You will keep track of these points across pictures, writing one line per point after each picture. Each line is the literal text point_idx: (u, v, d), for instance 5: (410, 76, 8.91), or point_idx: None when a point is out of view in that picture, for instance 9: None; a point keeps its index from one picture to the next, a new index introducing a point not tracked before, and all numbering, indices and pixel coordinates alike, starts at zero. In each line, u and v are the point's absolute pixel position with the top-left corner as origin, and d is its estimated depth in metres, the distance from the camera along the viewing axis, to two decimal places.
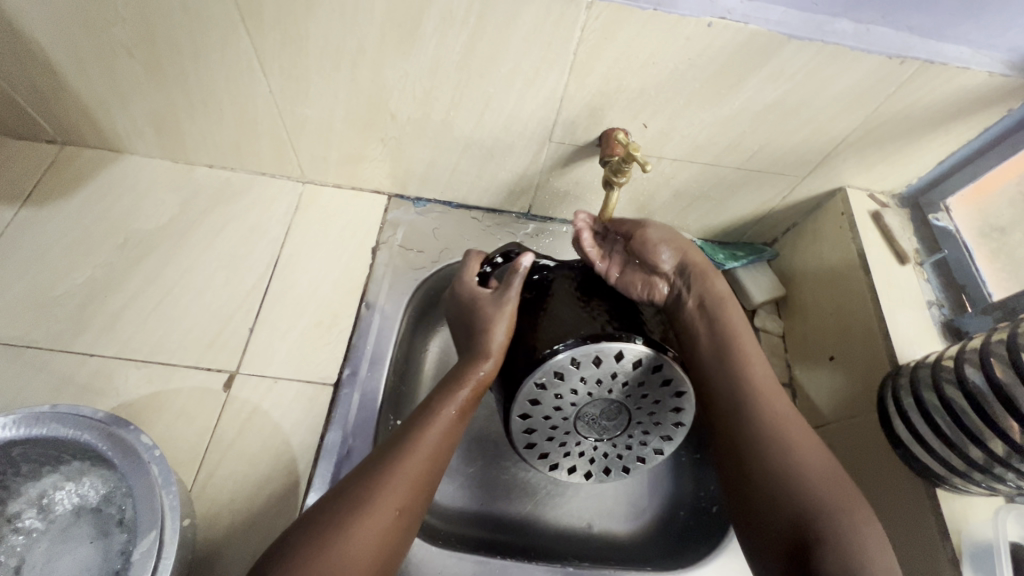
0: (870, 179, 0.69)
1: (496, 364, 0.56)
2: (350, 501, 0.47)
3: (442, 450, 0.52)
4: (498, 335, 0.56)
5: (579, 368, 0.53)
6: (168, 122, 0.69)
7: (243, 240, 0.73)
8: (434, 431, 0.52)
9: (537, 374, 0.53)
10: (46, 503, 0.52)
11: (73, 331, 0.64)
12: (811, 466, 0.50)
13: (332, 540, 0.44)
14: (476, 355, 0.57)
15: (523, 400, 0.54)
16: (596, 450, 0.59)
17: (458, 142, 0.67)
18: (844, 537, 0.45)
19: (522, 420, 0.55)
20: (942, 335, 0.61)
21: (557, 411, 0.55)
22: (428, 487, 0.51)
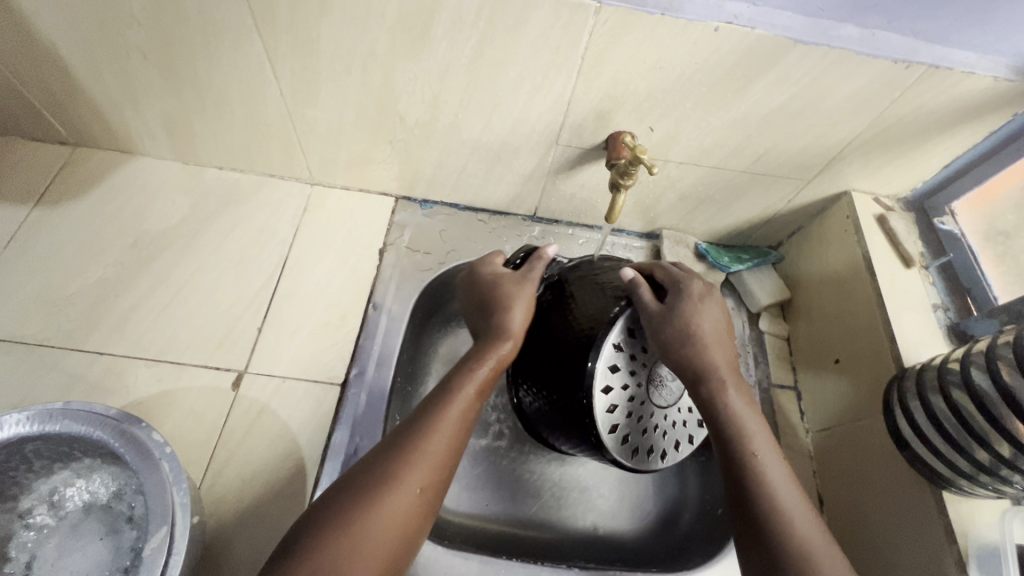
0: (875, 183, 0.69)
1: (515, 344, 0.52)
2: (361, 485, 0.44)
3: (463, 428, 0.48)
4: (518, 315, 0.52)
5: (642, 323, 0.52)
6: (180, 124, 0.70)
7: (251, 241, 0.73)
8: (456, 408, 0.48)
9: (614, 333, 0.50)
10: (57, 499, 0.53)
11: (84, 330, 0.64)
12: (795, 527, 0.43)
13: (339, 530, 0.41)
14: (496, 330, 0.52)
15: (604, 370, 0.49)
16: (667, 418, 0.54)
17: (466, 145, 0.68)
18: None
19: (605, 396, 0.50)
20: (948, 338, 0.61)
21: (637, 376, 0.51)
22: (450, 464, 0.47)
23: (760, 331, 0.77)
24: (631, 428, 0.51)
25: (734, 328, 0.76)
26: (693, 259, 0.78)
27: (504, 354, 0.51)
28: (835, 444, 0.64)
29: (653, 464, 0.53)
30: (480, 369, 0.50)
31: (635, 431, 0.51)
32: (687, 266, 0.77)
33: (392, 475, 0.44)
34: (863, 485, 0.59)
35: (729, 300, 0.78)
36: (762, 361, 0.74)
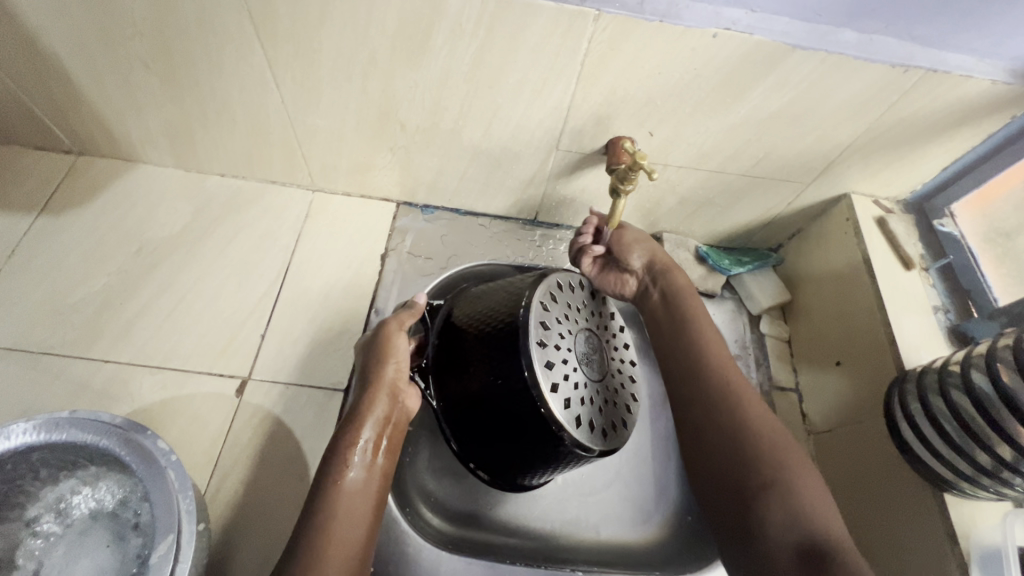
0: (875, 185, 0.69)
1: (387, 402, 0.54)
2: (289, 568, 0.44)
3: (374, 481, 0.51)
4: (389, 365, 0.56)
5: (550, 309, 0.54)
6: (182, 132, 0.70)
7: (254, 248, 0.74)
8: (359, 466, 0.51)
9: (532, 333, 0.51)
10: (64, 507, 0.53)
11: (89, 337, 0.65)
12: (773, 442, 0.51)
13: None
14: (375, 383, 0.54)
15: (541, 368, 0.50)
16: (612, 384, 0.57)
17: (466, 151, 0.68)
18: (796, 497, 0.47)
19: (554, 394, 0.50)
20: (948, 340, 0.61)
21: (569, 365, 0.52)
22: (376, 515, 0.51)
23: (761, 333, 0.77)
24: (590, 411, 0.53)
25: (734, 331, 0.76)
26: (694, 262, 0.78)
27: (392, 399, 0.55)
28: (836, 446, 0.64)
29: (618, 436, 0.55)
30: (376, 420, 0.53)
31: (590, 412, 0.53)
32: (687, 269, 0.77)
33: (320, 535, 0.46)
34: (865, 487, 0.60)
35: (730, 302, 0.78)
36: (763, 363, 0.75)
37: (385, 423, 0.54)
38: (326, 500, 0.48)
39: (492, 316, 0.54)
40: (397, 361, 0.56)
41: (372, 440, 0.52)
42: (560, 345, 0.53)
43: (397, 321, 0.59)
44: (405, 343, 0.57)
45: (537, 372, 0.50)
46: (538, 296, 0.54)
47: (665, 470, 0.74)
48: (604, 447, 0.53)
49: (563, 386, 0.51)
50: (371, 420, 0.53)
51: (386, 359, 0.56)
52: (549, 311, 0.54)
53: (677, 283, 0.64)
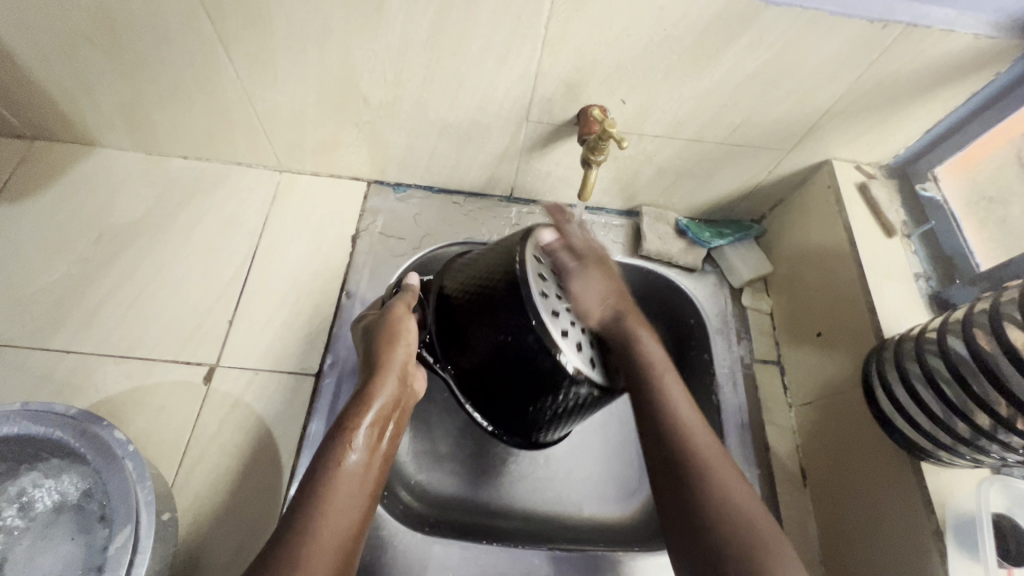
0: (857, 150, 0.67)
1: (393, 382, 0.53)
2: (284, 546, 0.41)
3: (375, 460, 0.49)
4: (398, 345, 0.54)
5: (542, 262, 0.52)
6: (138, 113, 0.68)
7: (220, 231, 0.71)
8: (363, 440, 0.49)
9: (533, 283, 0.49)
10: (26, 500, 0.52)
11: (50, 328, 0.63)
12: (738, 517, 0.45)
13: None
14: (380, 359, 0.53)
15: (547, 316, 0.49)
16: None
17: (434, 125, 0.66)
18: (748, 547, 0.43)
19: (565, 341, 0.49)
20: (929, 307, 0.60)
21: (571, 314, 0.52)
22: (372, 498, 0.48)
23: (743, 307, 0.76)
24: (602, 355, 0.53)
25: (716, 305, 0.75)
26: (674, 236, 0.77)
27: (397, 379, 0.53)
28: (817, 418, 0.64)
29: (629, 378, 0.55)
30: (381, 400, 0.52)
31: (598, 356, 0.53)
32: (667, 243, 0.76)
33: (320, 500, 0.44)
34: (845, 457, 0.59)
35: (711, 276, 0.77)
36: (745, 337, 0.73)
37: (390, 405, 0.52)
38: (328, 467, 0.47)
39: (489, 277, 0.52)
40: (404, 342, 0.54)
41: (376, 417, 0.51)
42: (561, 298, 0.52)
43: (404, 302, 0.57)
44: (412, 322, 0.56)
45: (543, 320, 0.48)
46: (526, 255, 0.51)
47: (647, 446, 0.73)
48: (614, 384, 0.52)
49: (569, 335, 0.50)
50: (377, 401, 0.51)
51: (393, 335, 0.54)
52: (542, 263, 0.53)
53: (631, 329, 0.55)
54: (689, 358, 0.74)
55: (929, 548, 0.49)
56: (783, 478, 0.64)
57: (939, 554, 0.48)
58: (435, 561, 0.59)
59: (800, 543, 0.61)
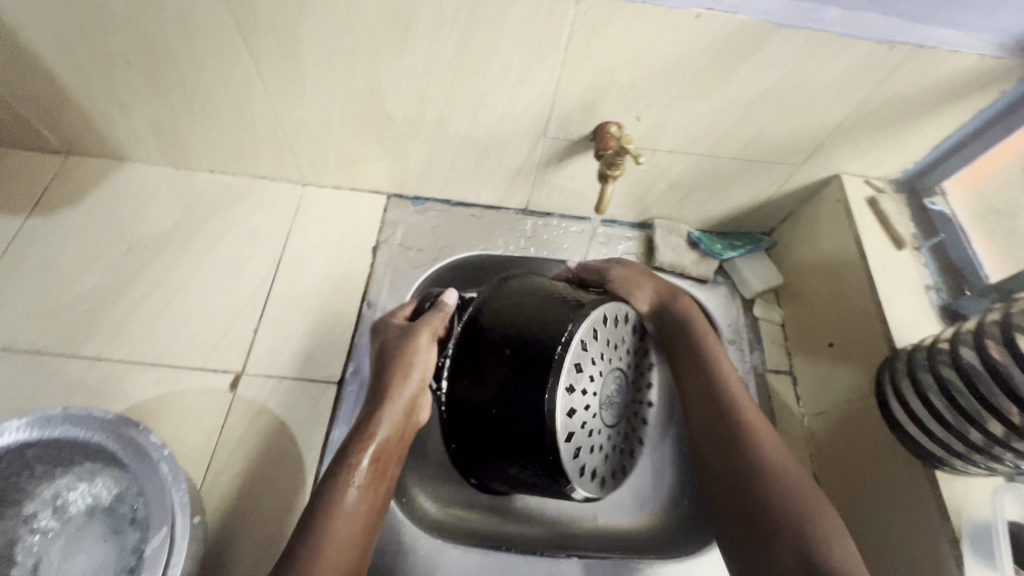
0: (866, 165, 0.69)
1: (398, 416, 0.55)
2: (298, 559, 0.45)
3: (376, 501, 0.51)
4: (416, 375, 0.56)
5: (588, 349, 0.52)
6: (170, 129, 0.70)
7: (245, 243, 0.74)
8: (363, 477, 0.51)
9: (565, 378, 0.50)
10: (60, 503, 0.53)
11: (82, 335, 0.65)
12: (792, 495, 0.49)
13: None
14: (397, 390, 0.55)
15: (563, 419, 0.50)
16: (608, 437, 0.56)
17: (454, 141, 0.68)
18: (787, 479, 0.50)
19: (568, 444, 0.50)
20: (939, 318, 0.61)
21: (587, 410, 0.52)
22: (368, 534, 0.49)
23: (755, 318, 0.77)
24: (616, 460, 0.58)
25: (728, 315, 0.76)
26: (686, 248, 0.78)
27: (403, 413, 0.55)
28: (830, 426, 0.65)
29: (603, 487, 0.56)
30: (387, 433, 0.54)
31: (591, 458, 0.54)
32: (679, 254, 0.77)
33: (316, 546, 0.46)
34: (857, 467, 0.60)
35: (723, 287, 0.78)
36: (757, 347, 0.75)
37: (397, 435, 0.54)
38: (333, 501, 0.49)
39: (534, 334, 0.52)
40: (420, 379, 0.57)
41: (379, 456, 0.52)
42: (590, 403, 0.52)
43: (428, 329, 0.59)
44: (430, 345, 0.58)
45: (557, 416, 0.49)
46: (572, 348, 0.50)
47: (661, 454, 0.74)
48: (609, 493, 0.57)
49: (582, 446, 0.52)
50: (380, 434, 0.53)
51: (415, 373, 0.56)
52: (592, 352, 0.52)
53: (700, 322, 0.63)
54: None
55: (944, 555, 0.49)
56: None
57: (954, 560, 0.49)
58: (455, 567, 0.59)
59: None
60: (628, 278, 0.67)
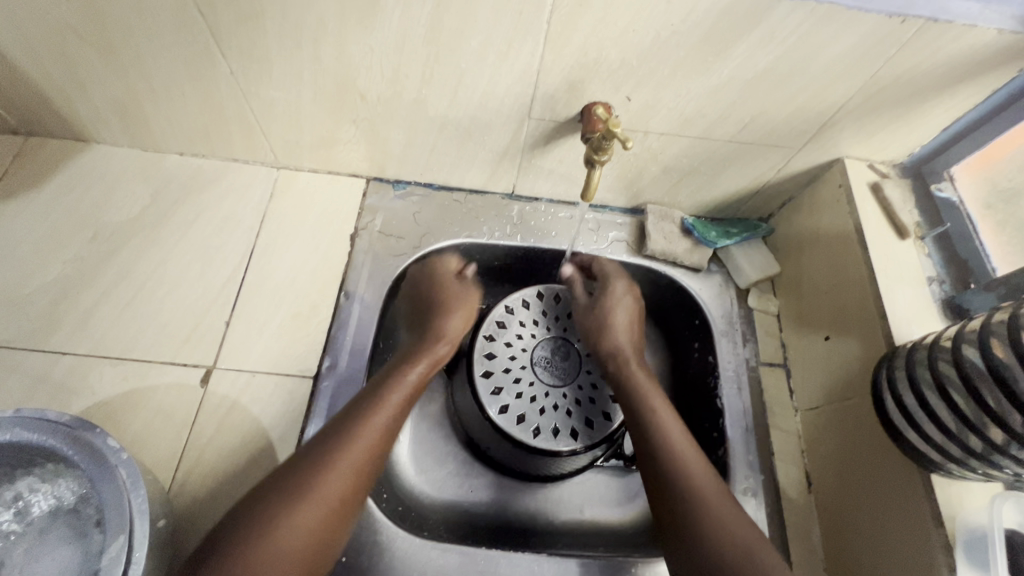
0: (869, 148, 0.65)
1: (420, 376, 0.60)
2: (247, 528, 0.46)
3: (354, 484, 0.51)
4: (381, 423, 0.55)
5: (513, 314, 0.71)
6: (133, 109, 0.66)
7: (217, 230, 0.70)
8: (293, 548, 0.46)
9: (484, 329, 0.70)
10: (22, 505, 0.51)
11: (46, 328, 0.62)
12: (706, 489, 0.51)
13: (240, 551, 0.44)
14: (353, 445, 0.52)
15: (480, 357, 0.68)
16: (549, 396, 0.67)
17: (434, 122, 0.64)
18: (730, 541, 0.48)
19: (486, 379, 0.67)
20: (941, 313, 0.58)
21: (512, 359, 0.68)
22: (336, 521, 0.49)
23: (750, 308, 0.74)
24: (568, 419, 0.66)
25: (722, 306, 0.73)
26: (679, 235, 0.75)
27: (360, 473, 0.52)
28: (824, 423, 0.62)
29: (557, 439, 0.65)
30: (326, 501, 0.49)
31: (528, 408, 0.66)
32: (672, 242, 0.74)
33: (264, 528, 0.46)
34: (851, 465, 0.58)
35: (717, 276, 0.75)
36: (751, 339, 0.72)
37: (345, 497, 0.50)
38: (277, 527, 0.46)
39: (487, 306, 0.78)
40: (380, 426, 0.55)
41: (315, 525, 0.48)
42: (516, 356, 0.69)
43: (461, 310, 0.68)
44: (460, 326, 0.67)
45: (473, 355, 0.68)
46: (494, 312, 0.71)
47: None
48: (568, 446, 0.65)
49: (505, 388, 0.66)
50: (318, 496, 0.49)
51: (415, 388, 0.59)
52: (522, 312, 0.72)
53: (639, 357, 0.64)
54: (695, 359, 0.74)
55: (936, 561, 0.47)
56: (788, 485, 0.63)
57: (947, 568, 0.47)
58: (433, 567, 0.56)
59: (804, 551, 0.60)
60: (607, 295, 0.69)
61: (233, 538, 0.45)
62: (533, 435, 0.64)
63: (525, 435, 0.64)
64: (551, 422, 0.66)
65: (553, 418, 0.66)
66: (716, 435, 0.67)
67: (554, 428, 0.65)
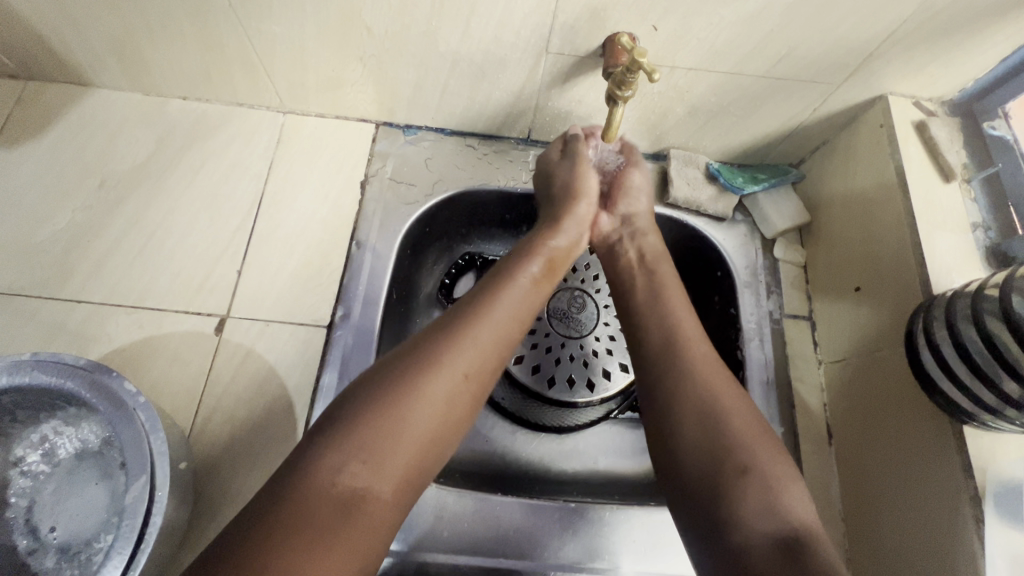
0: (917, 83, 0.60)
1: (547, 269, 0.55)
2: (352, 420, 0.40)
3: (484, 373, 0.46)
4: (515, 308, 0.50)
5: None
6: (131, 49, 0.63)
7: (224, 177, 0.68)
8: (414, 441, 0.41)
9: None
10: (49, 446, 0.52)
11: (59, 277, 0.62)
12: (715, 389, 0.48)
13: (348, 446, 0.39)
14: (472, 335, 0.46)
15: None
16: (565, 348, 0.69)
17: (445, 59, 0.60)
18: (728, 434, 0.45)
19: None
20: (985, 261, 0.54)
21: None
22: (462, 416, 0.44)
23: (775, 259, 0.71)
24: (584, 370, 0.68)
25: (746, 256, 0.70)
26: (703, 181, 0.71)
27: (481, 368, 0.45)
28: (850, 376, 0.61)
29: (571, 390, 0.67)
30: (450, 387, 0.43)
31: (544, 360, 0.68)
32: (695, 189, 0.70)
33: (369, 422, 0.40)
34: (876, 420, 0.56)
35: (742, 226, 0.72)
36: (775, 291, 0.69)
37: (469, 393, 0.44)
38: (400, 419, 0.40)
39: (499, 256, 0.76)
40: (519, 313, 0.49)
41: (438, 416, 0.42)
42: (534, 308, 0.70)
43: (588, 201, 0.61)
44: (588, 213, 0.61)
45: None
46: None
47: None
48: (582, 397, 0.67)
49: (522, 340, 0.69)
50: (443, 392, 0.42)
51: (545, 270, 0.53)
52: None
53: (651, 246, 0.61)
54: (715, 312, 0.72)
55: (962, 512, 0.46)
56: (808, 437, 0.62)
57: (974, 520, 0.46)
58: (449, 512, 0.57)
59: (821, 501, 0.60)
60: (621, 192, 0.65)
61: (337, 434, 0.40)
62: (548, 385, 0.67)
63: (540, 385, 0.67)
64: (566, 373, 0.68)
65: (567, 371, 0.68)
66: None
67: (569, 379, 0.68)
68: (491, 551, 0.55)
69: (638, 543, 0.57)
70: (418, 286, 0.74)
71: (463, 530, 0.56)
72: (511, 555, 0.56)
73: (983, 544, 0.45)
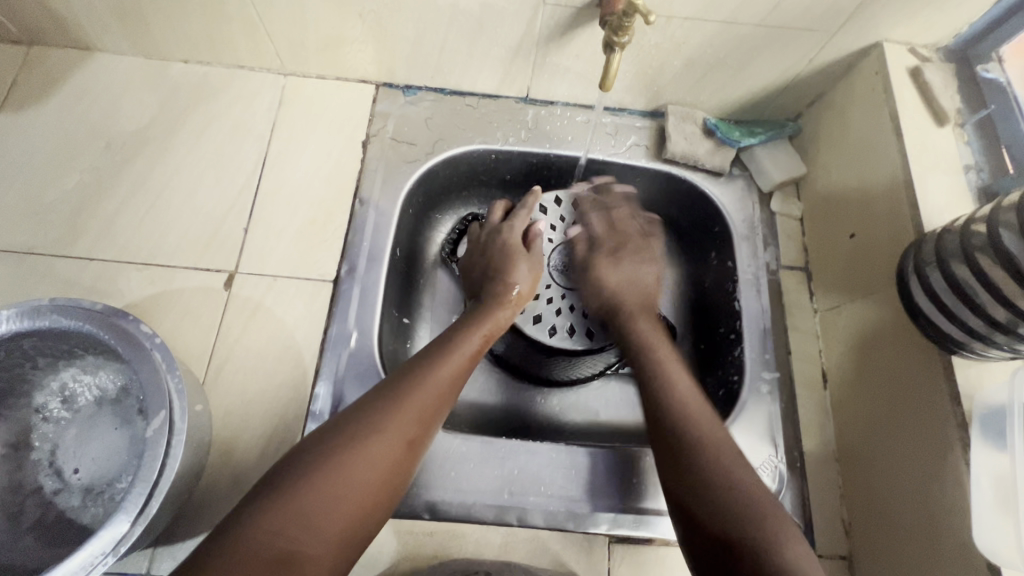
0: (913, 28, 0.60)
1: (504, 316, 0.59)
2: (309, 457, 0.43)
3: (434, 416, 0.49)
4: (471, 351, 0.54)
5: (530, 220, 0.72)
6: (132, 11, 0.64)
7: (228, 138, 0.69)
8: (362, 484, 0.43)
9: None
10: (69, 394, 0.54)
11: (70, 237, 0.63)
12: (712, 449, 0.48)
13: (307, 482, 0.42)
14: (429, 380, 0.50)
15: None
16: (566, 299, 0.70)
17: (444, 13, 0.61)
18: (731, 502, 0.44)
19: None
20: (977, 201, 0.56)
21: None
22: (410, 461, 0.47)
23: (772, 212, 0.72)
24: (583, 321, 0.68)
25: (743, 210, 0.71)
26: (701, 136, 0.72)
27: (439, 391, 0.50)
28: (845, 320, 0.62)
29: (571, 339, 0.67)
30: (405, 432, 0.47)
31: (546, 310, 0.69)
32: (693, 143, 0.71)
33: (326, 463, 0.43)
34: (870, 360, 0.58)
35: (739, 180, 0.73)
36: (772, 243, 0.70)
37: (437, 408, 0.49)
38: (354, 466, 0.43)
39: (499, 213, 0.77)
40: (482, 338, 0.56)
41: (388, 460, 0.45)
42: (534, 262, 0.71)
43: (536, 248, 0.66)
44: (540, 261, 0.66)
45: None
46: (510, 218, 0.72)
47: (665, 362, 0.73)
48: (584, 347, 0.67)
49: None
50: (424, 392, 0.49)
51: (496, 312, 0.59)
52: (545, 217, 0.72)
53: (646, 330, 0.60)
54: (713, 266, 0.74)
55: (951, 438, 0.48)
56: (804, 381, 0.64)
57: (961, 445, 0.47)
58: (455, 455, 0.59)
59: (816, 441, 0.62)
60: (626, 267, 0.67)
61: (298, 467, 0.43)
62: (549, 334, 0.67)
63: (541, 334, 0.67)
64: (566, 322, 0.68)
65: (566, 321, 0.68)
66: (732, 336, 0.68)
67: (570, 328, 0.68)
68: (497, 490, 0.58)
69: (639, 483, 0.59)
70: (422, 247, 0.75)
71: (470, 470, 0.58)
72: (516, 494, 0.58)
73: (970, 466, 0.47)
